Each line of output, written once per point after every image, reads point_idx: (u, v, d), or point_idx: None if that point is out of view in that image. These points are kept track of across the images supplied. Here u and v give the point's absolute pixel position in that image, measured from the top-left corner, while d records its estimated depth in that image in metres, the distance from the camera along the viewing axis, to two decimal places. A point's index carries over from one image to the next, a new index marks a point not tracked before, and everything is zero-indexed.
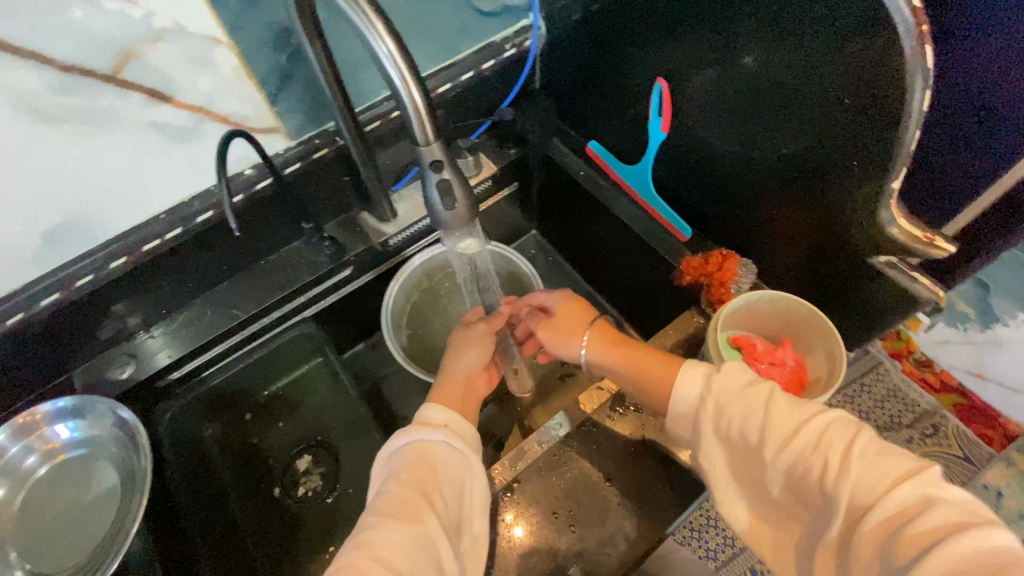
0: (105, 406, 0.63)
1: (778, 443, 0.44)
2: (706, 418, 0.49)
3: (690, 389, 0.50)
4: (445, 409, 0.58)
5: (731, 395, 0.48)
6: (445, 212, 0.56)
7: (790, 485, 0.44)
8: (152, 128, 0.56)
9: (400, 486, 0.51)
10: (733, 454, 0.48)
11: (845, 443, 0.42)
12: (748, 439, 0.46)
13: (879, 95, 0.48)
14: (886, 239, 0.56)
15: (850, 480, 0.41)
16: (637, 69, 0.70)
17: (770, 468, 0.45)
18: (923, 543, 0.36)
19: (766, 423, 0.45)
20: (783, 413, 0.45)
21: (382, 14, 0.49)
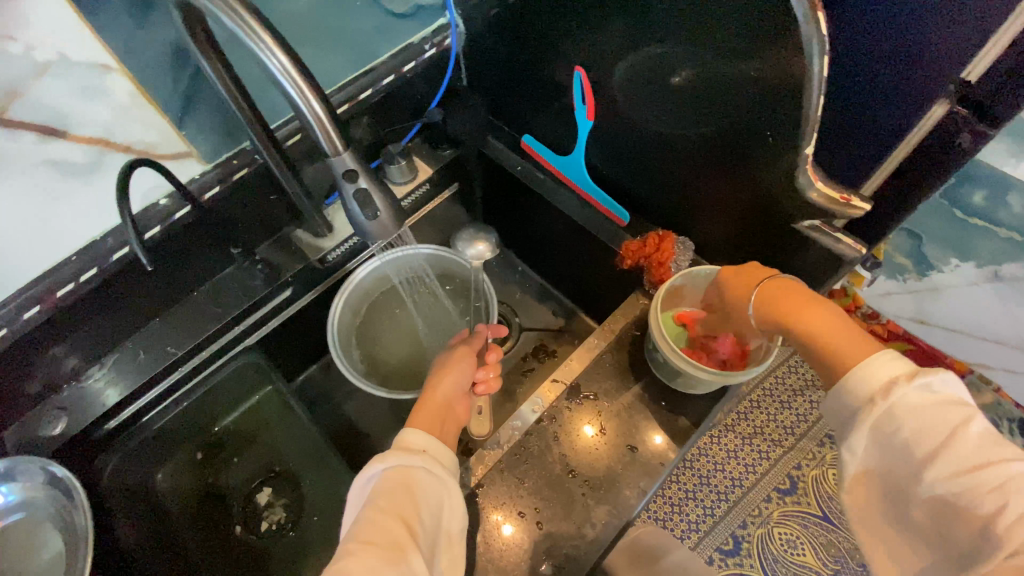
0: (34, 464, 0.61)
1: (944, 470, 0.42)
2: (876, 419, 0.46)
3: (881, 376, 0.47)
4: (423, 433, 0.55)
5: (915, 409, 0.44)
6: (368, 223, 0.50)
7: (939, 507, 0.43)
8: (49, 164, 0.57)
9: (377, 512, 0.46)
10: (882, 465, 0.46)
11: (1019, 489, 0.39)
12: (907, 455, 0.44)
13: (779, 60, 0.48)
14: (808, 204, 0.56)
15: (1018, 526, 0.38)
16: (555, 58, 0.70)
17: (932, 494, 0.43)
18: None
19: (946, 446, 0.43)
20: (961, 446, 0.42)
21: (263, 17, 0.42)
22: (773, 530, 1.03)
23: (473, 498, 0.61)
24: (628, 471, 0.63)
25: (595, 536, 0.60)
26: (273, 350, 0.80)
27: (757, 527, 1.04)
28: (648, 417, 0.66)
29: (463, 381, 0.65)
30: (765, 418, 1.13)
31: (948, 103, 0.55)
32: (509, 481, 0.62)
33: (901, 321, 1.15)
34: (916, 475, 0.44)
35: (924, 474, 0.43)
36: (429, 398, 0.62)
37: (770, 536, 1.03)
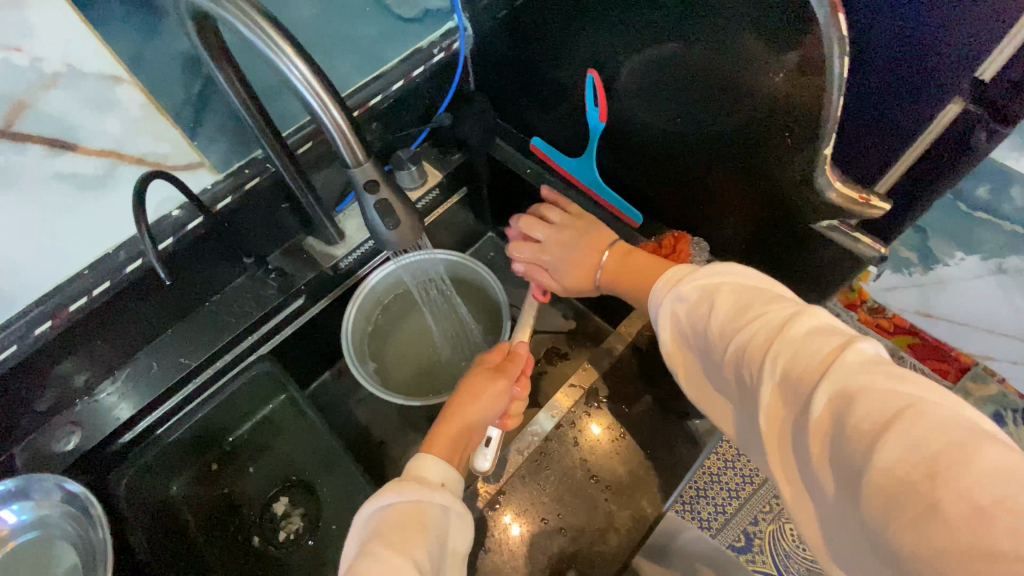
0: (50, 482, 0.60)
1: (729, 336, 0.46)
2: (681, 316, 0.53)
3: (661, 293, 0.55)
4: (442, 462, 0.56)
5: (688, 309, 0.52)
6: (388, 232, 0.50)
7: (738, 375, 0.46)
8: (57, 179, 0.54)
9: (390, 545, 0.46)
10: (696, 350, 0.51)
11: (779, 341, 0.42)
12: (705, 335, 0.49)
13: (800, 60, 0.47)
14: (826, 204, 0.56)
15: (787, 370, 0.41)
16: (566, 61, 0.69)
17: (732, 363, 0.46)
18: (862, 435, 0.35)
19: (723, 319, 0.48)
20: (734, 312, 0.47)
21: (284, 29, 0.41)
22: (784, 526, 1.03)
23: (495, 504, 0.61)
24: (648, 476, 0.64)
25: (618, 541, 0.61)
26: (285, 359, 0.80)
27: (768, 523, 1.03)
28: (667, 421, 0.67)
29: (487, 414, 0.64)
30: None
31: (963, 102, 0.53)
32: (530, 487, 0.62)
33: (906, 313, 1.12)
34: (716, 348, 0.48)
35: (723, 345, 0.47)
36: (452, 422, 0.62)
37: (781, 532, 1.03)
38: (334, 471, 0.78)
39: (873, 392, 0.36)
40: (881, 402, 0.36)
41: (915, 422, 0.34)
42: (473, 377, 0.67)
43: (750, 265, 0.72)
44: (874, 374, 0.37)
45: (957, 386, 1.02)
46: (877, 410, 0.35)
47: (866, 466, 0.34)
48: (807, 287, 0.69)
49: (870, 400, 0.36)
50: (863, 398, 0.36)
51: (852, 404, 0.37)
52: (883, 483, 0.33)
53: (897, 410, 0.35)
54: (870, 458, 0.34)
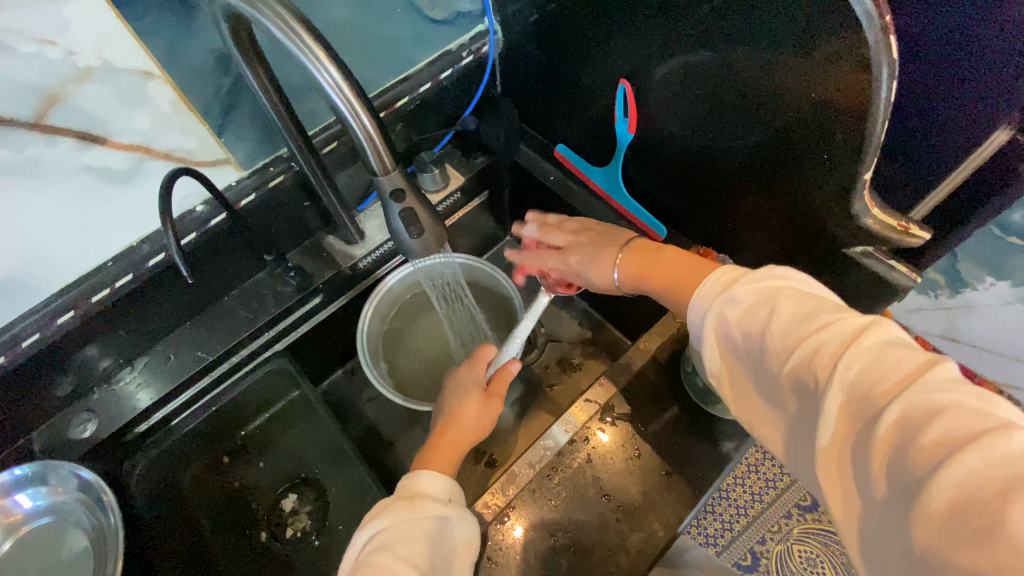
0: (66, 469, 0.61)
1: (782, 341, 0.40)
2: (715, 304, 0.46)
3: (704, 284, 0.49)
4: (445, 479, 0.55)
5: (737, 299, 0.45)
6: (411, 240, 0.49)
7: (788, 387, 0.40)
8: (88, 171, 0.54)
9: (402, 561, 0.45)
10: (733, 350, 0.45)
11: (847, 347, 0.37)
12: (749, 334, 0.43)
13: (843, 82, 0.46)
14: (861, 230, 0.55)
15: (851, 378, 0.35)
16: (597, 70, 0.68)
17: (780, 367, 0.40)
18: (932, 458, 0.30)
19: (771, 320, 0.42)
20: (789, 311, 0.41)
21: (319, 34, 0.41)
22: (792, 548, 0.92)
23: (504, 518, 0.61)
24: (660, 498, 0.63)
25: (629, 563, 0.60)
26: (299, 356, 0.80)
27: (776, 543, 0.93)
28: (683, 442, 0.66)
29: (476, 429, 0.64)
30: None
31: (1010, 130, 0.52)
32: (539, 501, 0.62)
33: (932, 339, 1.08)
34: (764, 354, 0.41)
35: (770, 350, 0.41)
36: (441, 439, 0.62)
37: (789, 553, 0.92)
38: (341, 471, 0.78)
39: (957, 411, 0.31)
40: (964, 421, 0.30)
41: (1010, 455, 0.28)
42: (457, 390, 0.68)
43: None
44: (956, 392, 0.32)
45: None
46: (957, 428, 0.30)
47: (923, 487, 0.30)
48: None
49: (954, 420, 0.31)
50: (947, 416, 0.31)
51: (924, 426, 0.31)
52: (945, 507, 0.29)
53: (983, 433, 0.29)
54: (933, 480, 0.30)
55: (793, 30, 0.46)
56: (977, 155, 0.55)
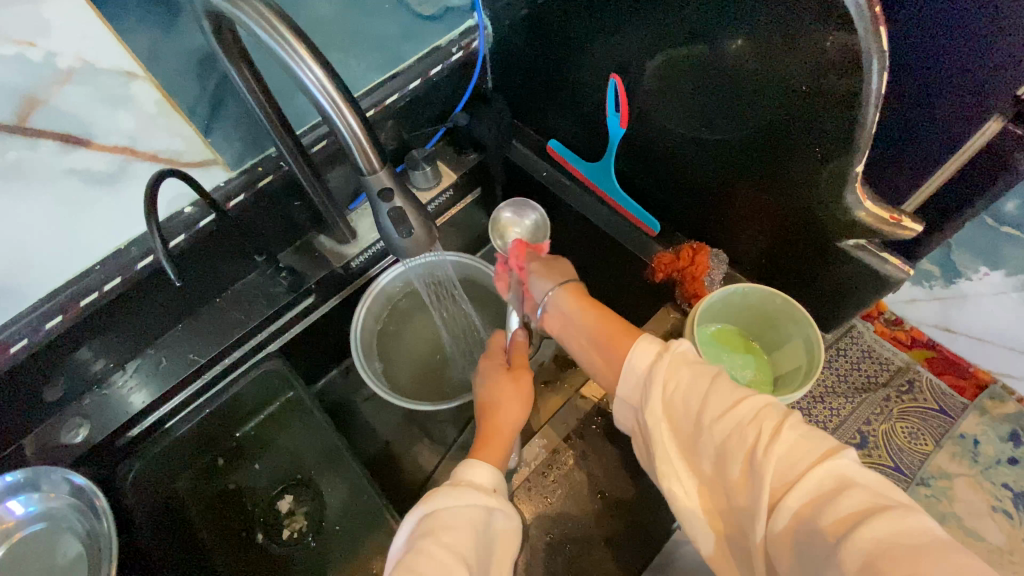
0: (58, 474, 0.61)
1: (717, 413, 0.43)
2: (656, 378, 0.48)
3: (643, 356, 0.50)
4: (490, 467, 0.53)
5: (678, 373, 0.47)
6: (402, 240, 0.49)
7: (719, 459, 0.42)
8: (71, 174, 0.54)
9: (444, 549, 0.44)
10: (672, 421, 0.46)
11: (777, 424, 0.40)
12: (689, 408, 0.45)
13: (831, 74, 0.45)
14: (853, 224, 0.55)
15: (778, 454, 0.39)
16: (588, 64, 0.67)
17: (716, 441, 0.42)
18: (847, 526, 0.35)
19: (711, 391, 0.45)
20: (724, 388, 0.45)
21: (301, 32, 0.40)
22: None
23: None
24: (654, 496, 0.63)
25: (625, 561, 0.60)
26: (293, 357, 0.79)
27: None
28: None
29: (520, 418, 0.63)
30: None
31: (1002, 120, 0.52)
32: (535, 498, 0.62)
33: (926, 328, 1.08)
34: (699, 428, 0.44)
35: (706, 419, 0.43)
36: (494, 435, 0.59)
37: None
38: (338, 472, 0.78)
39: (864, 488, 0.36)
40: (871, 497, 0.35)
41: (906, 529, 0.33)
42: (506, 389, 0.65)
43: (767, 280, 0.70)
44: (858, 472, 0.37)
45: (973, 404, 1.00)
46: (866, 501, 0.35)
47: (841, 552, 0.34)
48: (826, 304, 0.67)
49: (859, 496, 0.36)
50: (857, 491, 0.36)
51: (838, 498, 0.36)
52: (861, 568, 0.33)
53: (885, 509, 0.34)
54: (850, 543, 0.34)
55: (782, 22, 0.46)
56: (969, 146, 0.55)
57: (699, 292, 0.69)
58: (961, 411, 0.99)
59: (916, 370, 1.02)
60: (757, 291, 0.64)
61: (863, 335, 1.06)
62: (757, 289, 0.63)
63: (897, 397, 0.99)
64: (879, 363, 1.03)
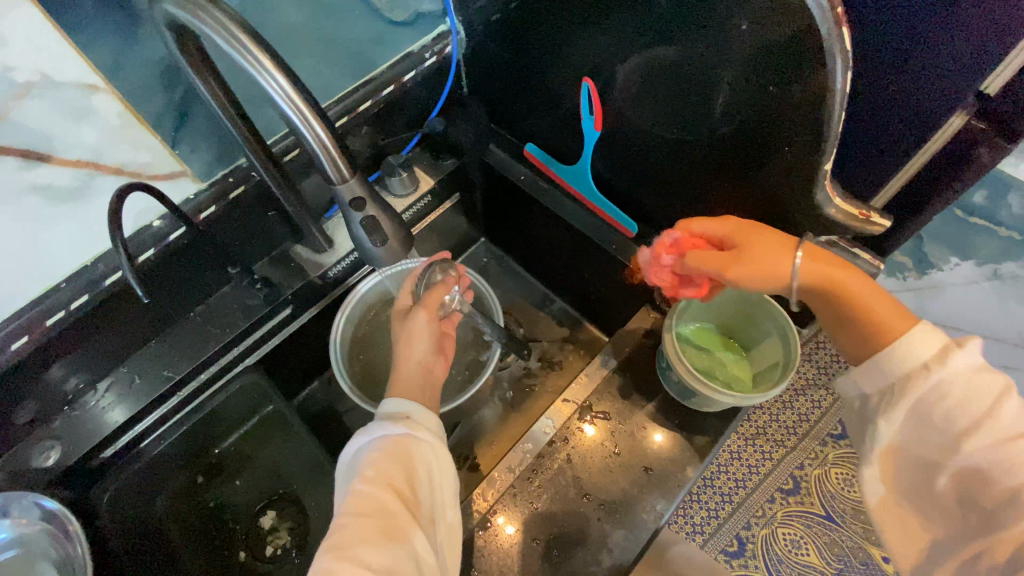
0: (28, 500, 0.59)
1: (985, 443, 0.43)
2: (921, 391, 0.46)
3: (920, 348, 0.47)
4: (405, 400, 0.55)
5: (960, 381, 0.44)
6: (376, 249, 0.49)
7: (966, 484, 0.44)
8: (34, 191, 0.53)
9: (363, 483, 0.47)
10: (915, 434, 0.47)
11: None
12: (950, 425, 0.44)
13: (801, 71, 0.46)
14: (824, 220, 0.55)
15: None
16: (562, 67, 0.67)
17: (970, 468, 0.44)
18: None
19: (992, 416, 0.43)
20: (1015, 416, 0.43)
21: (266, 42, 0.40)
22: (777, 530, 0.91)
23: (489, 521, 0.60)
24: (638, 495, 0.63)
25: (611, 562, 0.60)
26: (273, 369, 0.78)
27: (762, 528, 0.92)
28: (658, 439, 0.66)
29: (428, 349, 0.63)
30: (768, 417, 0.99)
31: (966, 116, 0.53)
32: (521, 504, 0.61)
33: None
34: (955, 450, 0.44)
35: (962, 444, 0.44)
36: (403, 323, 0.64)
37: (775, 537, 0.91)
38: (321, 484, 0.76)
39: None
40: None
41: None
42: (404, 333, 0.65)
43: None
44: None
45: None
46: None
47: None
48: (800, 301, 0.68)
49: None
50: None
51: None
52: None
53: None
54: None
55: (751, 20, 0.46)
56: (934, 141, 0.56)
57: (678, 292, 0.70)
58: None
59: None
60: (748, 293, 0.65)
61: None
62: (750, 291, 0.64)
63: None
64: None
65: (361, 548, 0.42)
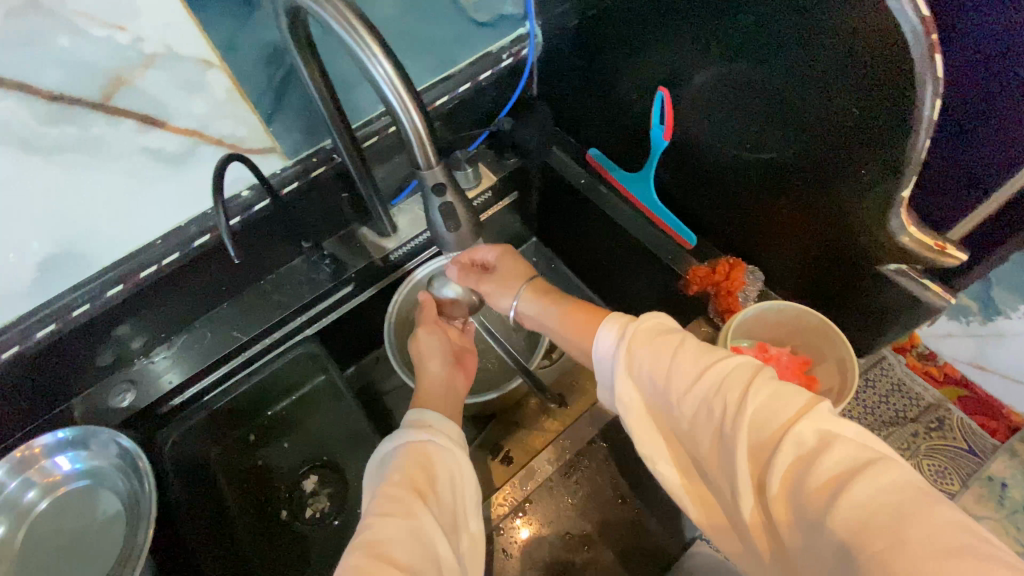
0: (106, 436, 0.64)
1: (685, 385, 0.45)
2: (620, 360, 0.51)
3: (608, 337, 0.53)
4: (433, 414, 0.57)
5: (643, 345, 0.50)
6: (449, 234, 0.51)
7: (694, 428, 0.45)
8: (145, 153, 0.57)
9: (394, 485, 0.47)
10: (651, 396, 0.49)
11: (742, 390, 0.42)
12: (658, 381, 0.47)
13: (887, 97, 0.46)
14: (895, 247, 0.54)
15: (749, 421, 0.41)
16: (636, 77, 0.68)
17: (695, 413, 0.44)
18: (830, 486, 0.36)
19: (680, 362, 0.47)
20: (687, 361, 0.46)
21: (375, 29, 0.43)
22: None
23: (521, 511, 0.62)
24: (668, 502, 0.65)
25: None
26: (327, 343, 0.82)
27: None
28: None
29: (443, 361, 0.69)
30: None
31: None
32: (556, 498, 0.63)
33: (960, 364, 1.07)
34: (670, 398, 0.46)
35: (678, 396, 0.46)
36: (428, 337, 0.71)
37: None
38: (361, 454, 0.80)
39: (846, 443, 0.37)
40: (851, 454, 0.37)
41: (887, 488, 0.34)
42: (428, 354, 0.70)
43: (805, 302, 0.69)
44: (843, 429, 0.38)
45: (1004, 446, 0.97)
46: (845, 458, 0.36)
47: (829, 513, 0.35)
48: (857, 330, 0.66)
49: (844, 452, 0.37)
50: (836, 450, 0.37)
51: (816, 459, 0.37)
52: (847, 529, 0.34)
53: (871, 465, 0.36)
54: (835, 503, 0.35)
55: (836, 44, 0.47)
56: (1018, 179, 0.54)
57: (732, 306, 0.68)
58: (990, 452, 0.96)
59: (946, 408, 0.99)
60: (790, 309, 0.62)
61: (894, 369, 1.02)
62: (791, 307, 0.61)
63: (925, 433, 0.96)
64: (909, 398, 1.00)
65: (390, 548, 0.42)
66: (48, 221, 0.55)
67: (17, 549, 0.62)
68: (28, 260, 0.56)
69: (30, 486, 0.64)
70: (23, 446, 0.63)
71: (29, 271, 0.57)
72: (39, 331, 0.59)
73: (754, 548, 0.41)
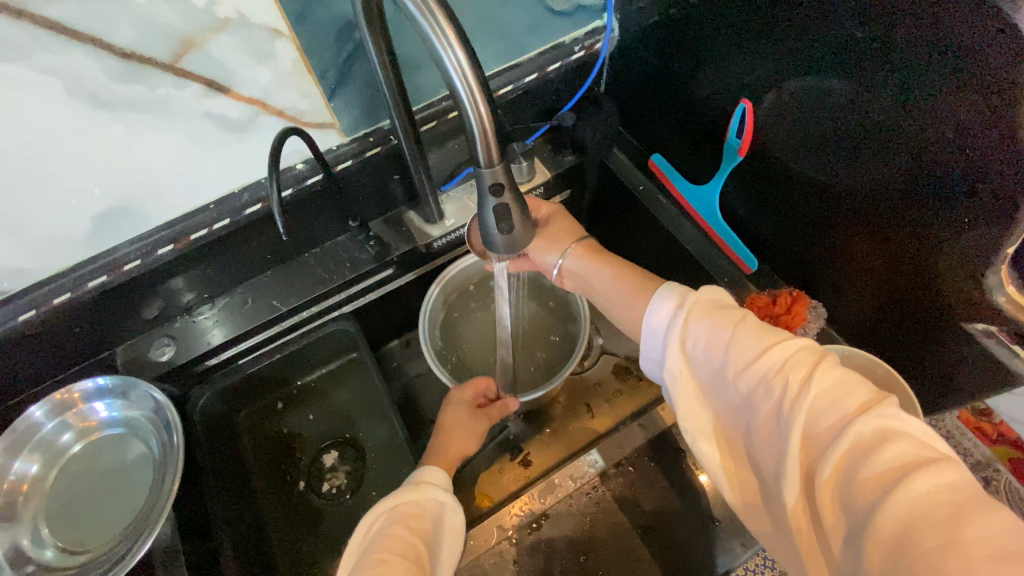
0: (143, 390, 0.65)
1: (743, 360, 0.40)
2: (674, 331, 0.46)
3: (663, 305, 0.48)
4: (441, 471, 0.61)
5: (700, 315, 0.45)
6: (500, 236, 0.49)
7: (745, 406, 0.40)
8: (208, 119, 0.57)
9: (403, 530, 0.49)
10: (700, 373, 0.44)
11: (804, 372, 0.38)
12: (712, 358, 0.43)
13: (1008, 144, 0.40)
14: (986, 307, 0.49)
15: (808, 407, 0.36)
16: (716, 87, 0.64)
17: (747, 391, 0.40)
18: (885, 482, 0.32)
19: (738, 335, 0.42)
20: (749, 334, 0.41)
21: (454, 17, 0.40)
22: None
23: (539, 522, 0.68)
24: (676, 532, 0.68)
25: None
26: (362, 321, 0.82)
27: None
28: None
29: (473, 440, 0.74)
30: None
31: None
32: (572, 517, 0.69)
33: None
34: (724, 372, 0.42)
35: (733, 371, 0.41)
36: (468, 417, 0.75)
37: None
38: (384, 434, 0.81)
39: (909, 438, 0.33)
40: (913, 450, 0.33)
41: (947, 490, 0.30)
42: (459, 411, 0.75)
43: (869, 347, 0.65)
44: (905, 421, 0.34)
45: None
46: (906, 453, 0.32)
47: (878, 511, 0.31)
48: (928, 387, 0.60)
49: (904, 447, 0.33)
50: (897, 445, 0.33)
51: (873, 452, 0.33)
52: (897, 530, 0.31)
53: (931, 462, 0.32)
54: (889, 503, 0.31)
55: (955, 75, 0.41)
56: None
57: None
58: None
59: (995, 468, 0.92)
60: (857, 355, 0.59)
61: (943, 419, 0.95)
62: (858, 354, 0.59)
63: None
64: (956, 452, 0.93)
65: None
66: (106, 173, 0.55)
67: (49, 486, 0.65)
68: (87, 211, 0.57)
69: (66, 430, 0.67)
70: (63, 390, 0.65)
71: (86, 222, 0.58)
72: (90, 281, 0.60)
73: (796, 542, 0.37)
